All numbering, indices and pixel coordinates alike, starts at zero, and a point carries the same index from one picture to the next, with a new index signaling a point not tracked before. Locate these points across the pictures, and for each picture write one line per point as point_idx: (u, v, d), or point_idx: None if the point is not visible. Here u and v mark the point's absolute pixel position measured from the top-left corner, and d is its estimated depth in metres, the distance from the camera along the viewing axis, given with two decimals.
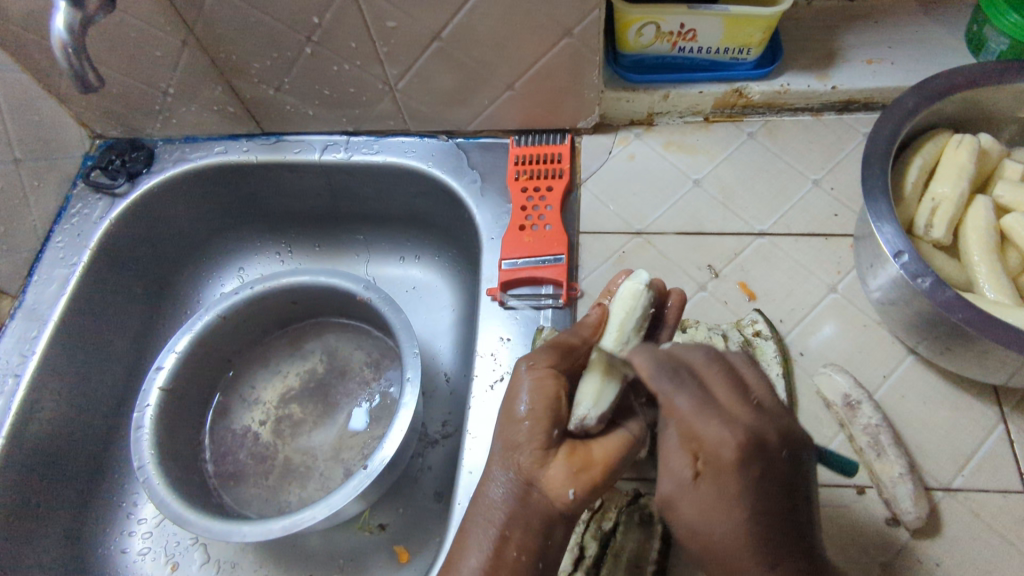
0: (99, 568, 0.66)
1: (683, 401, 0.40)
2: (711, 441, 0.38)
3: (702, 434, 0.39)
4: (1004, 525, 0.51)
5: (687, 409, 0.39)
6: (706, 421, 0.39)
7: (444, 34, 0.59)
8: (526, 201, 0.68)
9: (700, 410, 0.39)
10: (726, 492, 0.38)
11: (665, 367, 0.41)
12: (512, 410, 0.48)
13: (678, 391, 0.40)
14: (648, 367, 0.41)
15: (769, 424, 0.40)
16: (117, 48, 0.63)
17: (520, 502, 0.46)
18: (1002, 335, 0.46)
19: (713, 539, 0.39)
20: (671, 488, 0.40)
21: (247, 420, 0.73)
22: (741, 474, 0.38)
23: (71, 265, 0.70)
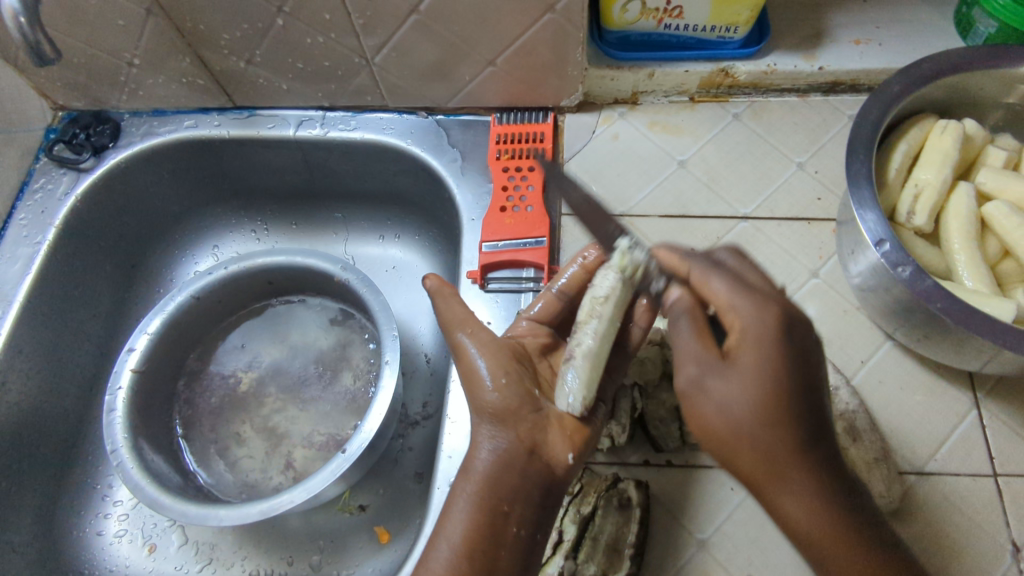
0: (74, 551, 0.65)
1: (718, 283, 0.46)
2: (744, 316, 0.44)
3: (734, 311, 0.45)
4: (974, 507, 0.52)
5: (722, 288, 0.46)
6: (745, 296, 0.45)
7: (423, 7, 0.57)
8: (507, 181, 0.67)
9: (737, 289, 0.45)
10: (757, 364, 0.42)
11: (696, 259, 0.50)
12: (480, 377, 0.50)
13: (712, 273, 0.47)
14: (714, 290, 0.46)
15: (776, 309, 0.44)
16: (77, 15, 0.60)
17: (518, 472, 0.48)
18: (977, 324, 0.46)
19: (739, 416, 0.43)
20: (700, 370, 0.44)
21: (225, 401, 0.72)
22: (775, 343, 0.43)
23: (34, 244, 0.67)
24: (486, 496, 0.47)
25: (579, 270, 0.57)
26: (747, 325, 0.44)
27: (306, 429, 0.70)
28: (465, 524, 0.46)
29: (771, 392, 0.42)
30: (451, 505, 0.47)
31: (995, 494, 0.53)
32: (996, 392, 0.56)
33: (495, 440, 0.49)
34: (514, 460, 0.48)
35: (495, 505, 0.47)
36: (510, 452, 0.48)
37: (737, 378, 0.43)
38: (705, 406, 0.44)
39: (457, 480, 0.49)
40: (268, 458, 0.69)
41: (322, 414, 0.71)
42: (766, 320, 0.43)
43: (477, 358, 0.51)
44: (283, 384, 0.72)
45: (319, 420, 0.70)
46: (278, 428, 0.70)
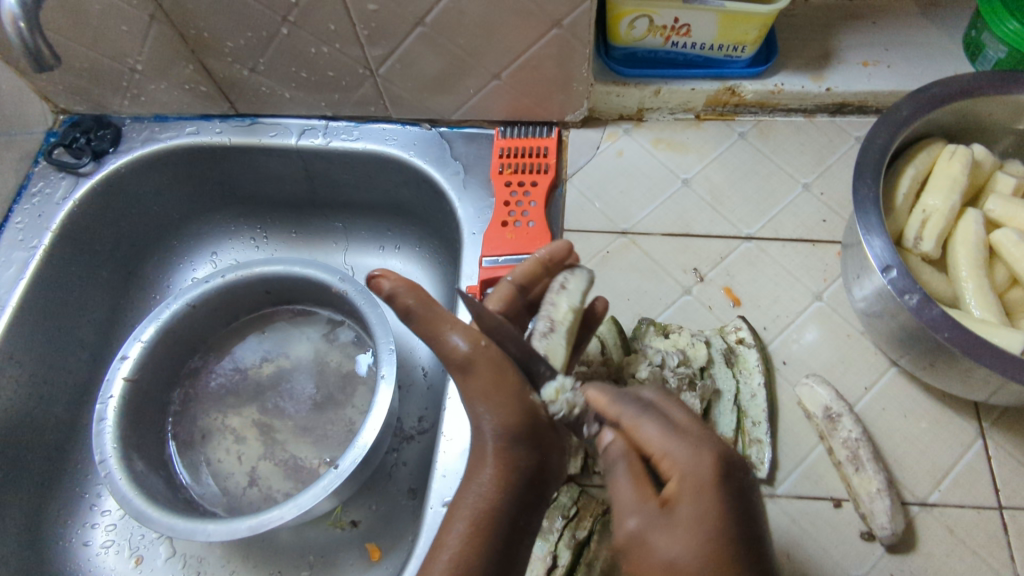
0: (58, 561, 0.64)
1: (650, 427, 0.41)
2: (679, 461, 0.39)
3: (669, 457, 0.39)
4: (978, 541, 0.51)
5: (657, 434, 0.40)
6: (681, 441, 0.39)
7: (428, 20, 0.57)
8: (509, 195, 0.67)
9: (668, 434, 0.40)
10: (704, 514, 0.37)
11: (629, 398, 0.43)
12: (492, 388, 0.44)
13: (644, 416, 0.41)
14: (608, 396, 0.44)
15: (710, 444, 0.39)
16: (81, 20, 0.59)
17: (525, 486, 0.44)
18: (986, 355, 0.45)
19: (690, 573, 0.36)
20: (641, 521, 0.38)
21: (218, 412, 0.71)
22: (718, 494, 0.37)
23: (30, 249, 0.67)
24: (495, 516, 0.42)
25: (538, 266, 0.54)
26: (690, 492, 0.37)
27: (302, 442, 0.69)
28: (471, 543, 0.41)
29: (718, 546, 0.36)
30: (453, 517, 0.42)
31: (1000, 527, 0.51)
32: (1002, 422, 0.55)
33: (505, 455, 0.44)
34: (524, 475, 0.44)
35: (503, 525, 0.42)
36: (522, 468, 0.44)
37: (682, 531, 0.37)
38: (649, 560, 0.37)
39: (458, 485, 0.44)
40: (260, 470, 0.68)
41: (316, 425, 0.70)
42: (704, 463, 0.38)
43: (491, 374, 0.45)
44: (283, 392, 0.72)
45: (315, 432, 0.69)
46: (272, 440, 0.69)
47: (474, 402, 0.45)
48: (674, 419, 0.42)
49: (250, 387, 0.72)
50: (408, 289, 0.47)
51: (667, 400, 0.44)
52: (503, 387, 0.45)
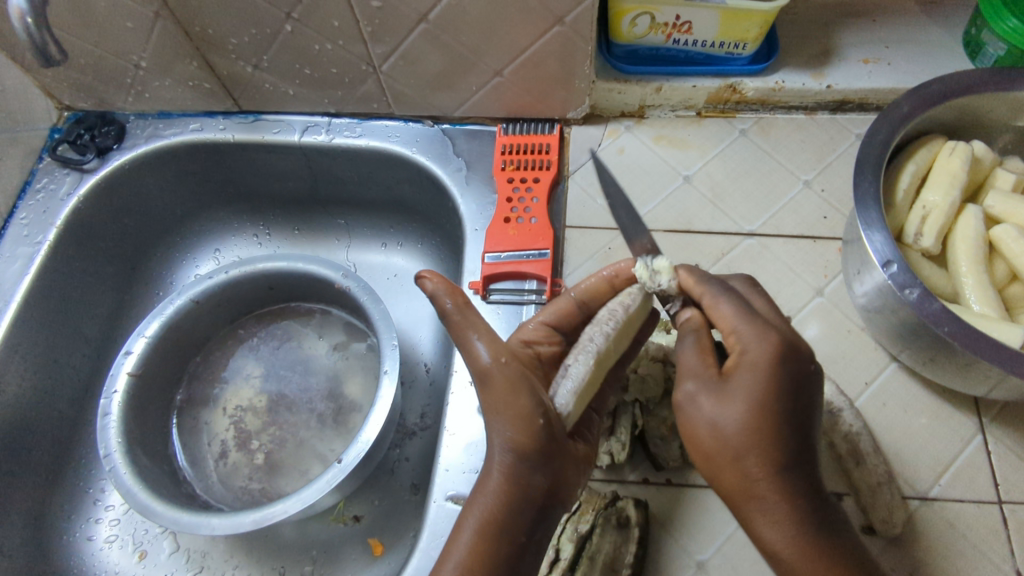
0: (64, 555, 0.64)
1: (726, 305, 0.46)
2: (746, 337, 0.43)
3: (738, 333, 0.44)
4: (977, 535, 0.51)
5: (727, 312, 0.45)
6: (749, 322, 0.44)
7: (432, 16, 0.57)
8: (512, 192, 0.67)
9: (743, 316, 0.44)
10: (752, 387, 0.42)
11: (711, 280, 0.48)
12: (503, 405, 0.46)
13: (722, 296, 0.46)
14: (692, 276, 0.49)
15: (801, 339, 0.45)
16: (85, 16, 0.60)
17: (534, 504, 0.46)
18: (986, 350, 0.46)
19: (725, 431, 0.42)
20: (696, 386, 0.44)
21: (216, 413, 0.71)
22: (773, 374, 0.42)
23: (35, 244, 0.67)
24: (498, 526, 0.44)
25: (602, 282, 0.55)
26: (756, 355, 0.43)
27: (308, 436, 0.69)
28: (477, 551, 0.44)
29: (761, 418, 0.42)
30: (464, 525, 0.45)
31: (999, 521, 0.52)
32: (1001, 417, 0.55)
33: (515, 469, 0.46)
34: (534, 495, 0.46)
35: (510, 534, 0.45)
36: (532, 485, 0.46)
37: (737, 397, 0.42)
38: (696, 419, 0.44)
39: (472, 491, 0.47)
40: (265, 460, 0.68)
41: (330, 407, 0.71)
42: (776, 358, 0.42)
43: (503, 386, 0.47)
44: (313, 367, 0.73)
45: (331, 418, 0.70)
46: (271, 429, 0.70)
47: (490, 415, 0.47)
48: (750, 306, 0.47)
49: (272, 365, 0.73)
50: (450, 292, 0.50)
51: (752, 290, 0.51)
52: (514, 402, 0.46)
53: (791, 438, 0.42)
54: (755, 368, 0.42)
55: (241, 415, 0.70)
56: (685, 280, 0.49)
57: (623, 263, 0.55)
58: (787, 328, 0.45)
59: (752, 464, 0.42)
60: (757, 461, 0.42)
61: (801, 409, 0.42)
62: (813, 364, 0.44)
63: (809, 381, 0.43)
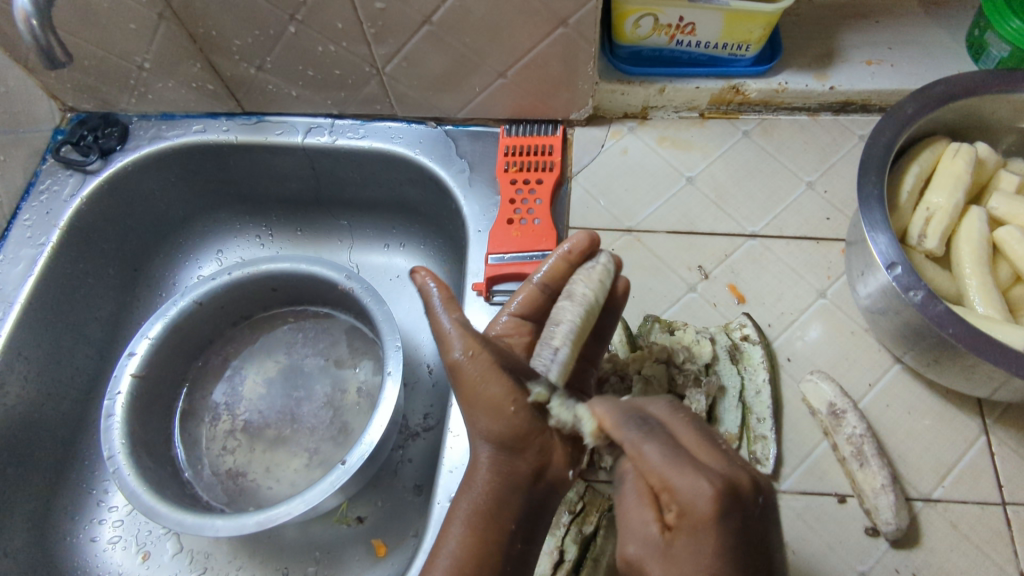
0: (68, 557, 0.64)
1: (631, 489, 0.40)
2: (641, 529, 0.38)
3: (635, 532, 0.38)
4: (981, 537, 0.51)
5: (659, 461, 0.37)
6: (680, 472, 0.36)
7: (435, 18, 0.57)
8: (515, 193, 0.67)
9: (673, 461, 0.37)
10: (699, 557, 0.34)
11: (633, 420, 0.40)
12: (481, 399, 0.45)
13: (645, 440, 0.38)
14: (614, 417, 0.41)
15: (742, 472, 0.37)
16: (89, 17, 0.60)
17: (514, 491, 0.45)
18: (990, 352, 0.46)
19: None
20: (641, 551, 0.37)
21: (227, 386, 0.72)
22: (715, 537, 0.34)
23: (38, 246, 0.67)
24: (486, 523, 0.44)
25: (560, 261, 0.54)
26: (661, 557, 0.36)
27: (312, 415, 0.70)
28: (468, 544, 0.43)
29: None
30: (452, 521, 0.45)
31: (1003, 522, 0.52)
32: (1005, 419, 0.55)
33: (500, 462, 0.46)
34: (520, 481, 0.46)
35: (499, 526, 0.45)
36: (514, 472, 0.46)
37: (685, 565, 0.34)
38: None
39: (459, 486, 0.47)
40: (272, 461, 0.68)
41: (332, 408, 0.71)
42: (710, 552, 0.34)
43: (483, 378, 0.45)
44: (316, 372, 0.73)
45: (339, 413, 0.70)
46: (267, 418, 0.70)
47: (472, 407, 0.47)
48: (673, 442, 0.38)
49: (287, 361, 0.74)
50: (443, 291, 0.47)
51: (673, 418, 0.42)
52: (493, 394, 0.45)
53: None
54: (636, 560, 0.38)
55: (239, 397, 0.72)
56: (605, 420, 0.42)
57: (578, 237, 0.54)
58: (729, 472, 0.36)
59: None
60: None
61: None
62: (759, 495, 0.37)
63: (753, 516, 0.36)
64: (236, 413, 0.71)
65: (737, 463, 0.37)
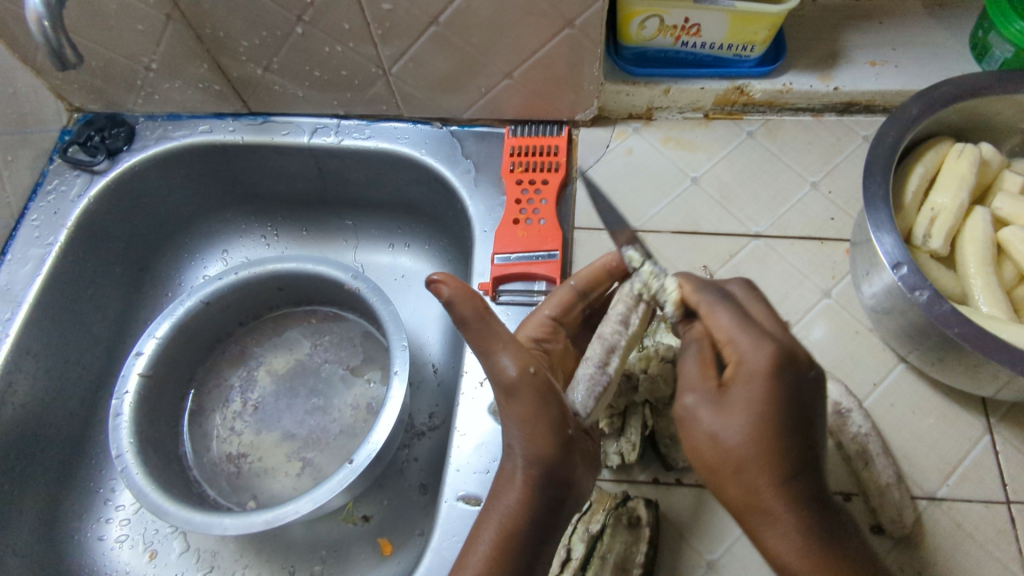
0: (75, 555, 0.65)
1: (723, 316, 0.45)
2: (743, 347, 0.43)
3: (734, 344, 0.43)
4: (985, 535, 0.52)
5: (726, 322, 0.45)
6: (744, 333, 0.43)
7: (442, 19, 0.57)
8: (521, 193, 0.67)
9: (740, 323, 0.44)
10: (754, 396, 0.41)
11: (710, 289, 0.48)
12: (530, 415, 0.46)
13: (716, 304, 0.46)
14: (693, 294, 0.49)
15: (799, 344, 0.43)
16: (97, 18, 0.60)
17: (548, 511, 0.46)
18: (996, 351, 0.46)
19: (731, 444, 0.41)
20: (695, 399, 0.44)
21: (236, 382, 0.73)
22: (769, 387, 0.41)
23: (46, 245, 0.67)
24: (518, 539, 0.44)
25: (601, 271, 0.56)
26: (747, 363, 0.42)
27: (323, 402, 0.71)
28: (493, 561, 0.44)
29: (766, 429, 0.40)
30: (483, 529, 0.45)
31: (1007, 520, 0.52)
32: (1008, 418, 0.55)
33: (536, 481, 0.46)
34: (556, 502, 0.46)
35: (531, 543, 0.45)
36: (552, 494, 0.46)
37: (739, 405, 0.41)
38: (695, 431, 0.43)
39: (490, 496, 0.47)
40: (279, 461, 0.69)
41: (338, 409, 0.71)
42: (762, 361, 0.41)
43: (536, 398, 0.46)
44: (321, 373, 0.73)
45: (345, 413, 0.71)
46: (276, 408, 0.71)
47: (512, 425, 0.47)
48: (747, 314, 0.46)
49: (296, 360, 0.74)
50: (467, 299, 0.46)
51: (749, 297, 0.48)
52: (539, 414, 0.46)
53: (788, 414, 0.41)
54: (719, 402, 0.43)
55: (252, 382, 0.73)
56: (684, 288, 0.50)
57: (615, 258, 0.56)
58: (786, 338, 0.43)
59: (773, 422, 0.40)
60: (769, 426, 0.40)
61: (798, 426, 0.41)
62: (812, 370, 0.43)
63: (813, 389, 0.42)
64: (247, 399, 0.72)
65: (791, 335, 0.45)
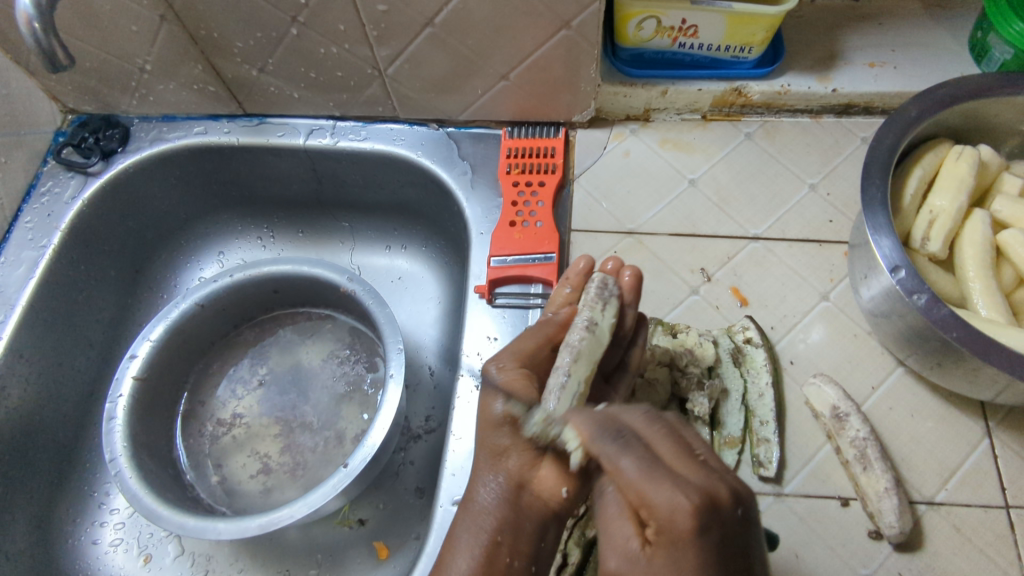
0: (69, 560, 0.64)
1: (628, 466, 0.36)
2: (658, 507, 0.34)
3: (649, 502, 0.34)
4: (983, 539, 0.51)
5: (635, 474, 0.35)
6: (657, 485, 0.35)
7: (438, 21, 0.57)
8: (517, 196, 0.67)
9: (647, 476, 0.35)
10: (680, 574, 0.33)
11: (608, 431, 0.38)
12: (493, 415, 0.48)
13: (622, 453, 0.37)
14: (590, 431, 0.38)
15: (720, 481, 0.35)
16: (90, 20, 0.60)
17: (509, 504, 0.46)
18: (994, 356, 0.46)
19: None
20: (621, 565, 0.36)
21: (232, 383, 0.73)
22: (699, 553, 0.33)
23: (39, 248, 0.67)
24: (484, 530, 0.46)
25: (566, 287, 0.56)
26: (671, 561, 0.34)
27: (318, 397, 0.71)
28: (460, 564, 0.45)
29: None
30: (455, 534, 0.47)
31: (1007, 526, 0.52)
32: (1007, 421, 0.55)
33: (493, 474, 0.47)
34: (506, 493, 0.46)
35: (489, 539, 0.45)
36: (509, 488, 0.46)
37: None
38: None
39: (459, 511, 0.48)
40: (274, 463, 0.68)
41: (334, 413, 0.70)
42: (692, 530, 0.33)
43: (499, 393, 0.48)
44: (317, 377, 0.73)
45: (341, 414, 0.70)
46: (271, 411, 0.71)
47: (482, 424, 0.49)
48: (657, 455, 0.37)
49: (298, 358, 0.74)
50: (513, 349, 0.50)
51: (650, 426, 0.39)
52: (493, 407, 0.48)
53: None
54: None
55: (262, 356, 0.74)
56: (579, 432, 0.39)
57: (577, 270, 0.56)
58: (723, 480, 0.35)
59: None
60: None
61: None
62: (751, 505, 0.35)
63: (748, 549, 0.35)
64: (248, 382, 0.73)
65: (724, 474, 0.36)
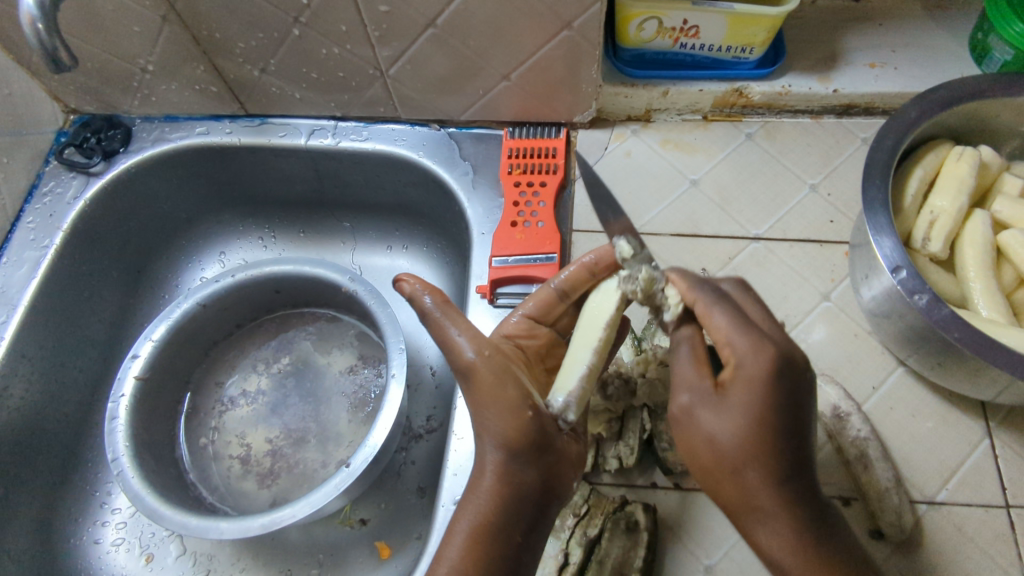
0: (71, 559, 0.64)
1: (720, 316, 0.44)
2: (738, 348, 0.42)
3: (730, 344, 0.43)
4: (984, 539, 0.52)
5: (722, 322, 0.44)
6: (743, 332, 0.43)
7: (440, 21, 0.57)
8: (519, 196, 0.67)
9: (738, 325, 0.43)
10: (751, 402, 0.42)
11: (706, 287, 0.47)
12: (499, 407, 0.46)
13: (716, 305, 0.45)
14: (688, 287, 0.48)
15: (793, 345, 0.44)
16: (92, 20, 0.60)
17: (525, 499, 0.45)
18: (994, 355, 0.46)
19: (722, 445, 0.42)
20: (692, 399, 0.44)
21: (233, 384, 0.73)
22: (767, 387, 0.41)
23: (41, 248, 0.67)
24: (499, 526, 0.44)
25: (583, 272, 0.55)
26: (710, 445, 0.43)
27: (319, 398, 0.71)
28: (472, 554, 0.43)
29: (756, 432, 0.42)
30: (458, 520, 0.45)
31: (1007, 525, 0.52)
32: (1008, 421, 0.55)
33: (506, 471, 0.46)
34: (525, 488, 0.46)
35: (504, 534, 0.44)
36: (524, 481, 0.46)
37: (732, 407, 0.42)
38: (695, 433, 0.44)
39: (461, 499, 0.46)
40: (253, 451, 0.69)
41: (337, 414, 0.70)
42: (748, 432, 0.42)
43: (494, 382, 0.47)
44: (319, 377, 0.73)
45: (343, 414, 0.70)
46: (272, 410, 0.71)
47: (487, 418, 0.47)
48: (736, 310, 0.45)
49: (301, 358, 0.74)
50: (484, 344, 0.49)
51: (716, 305, 0.45)
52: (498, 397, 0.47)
53: (790, 454, 0.42)
54: (714, 401, 0.43)
55: (263, 356, 0.74)
56: (679, 288, 0.48)
57: (603, 250, 0.55)
58: (785, 342, 0.43)
59: (769, 448, 0.42)
60: (758, 466, 0.42)
61: (796, 446, 0.42)
62: (802, 370, 0.43)
63: (804, 388, 0.43)
64: (251, 381, 0.73)
65: (786, 337, 0.45)
